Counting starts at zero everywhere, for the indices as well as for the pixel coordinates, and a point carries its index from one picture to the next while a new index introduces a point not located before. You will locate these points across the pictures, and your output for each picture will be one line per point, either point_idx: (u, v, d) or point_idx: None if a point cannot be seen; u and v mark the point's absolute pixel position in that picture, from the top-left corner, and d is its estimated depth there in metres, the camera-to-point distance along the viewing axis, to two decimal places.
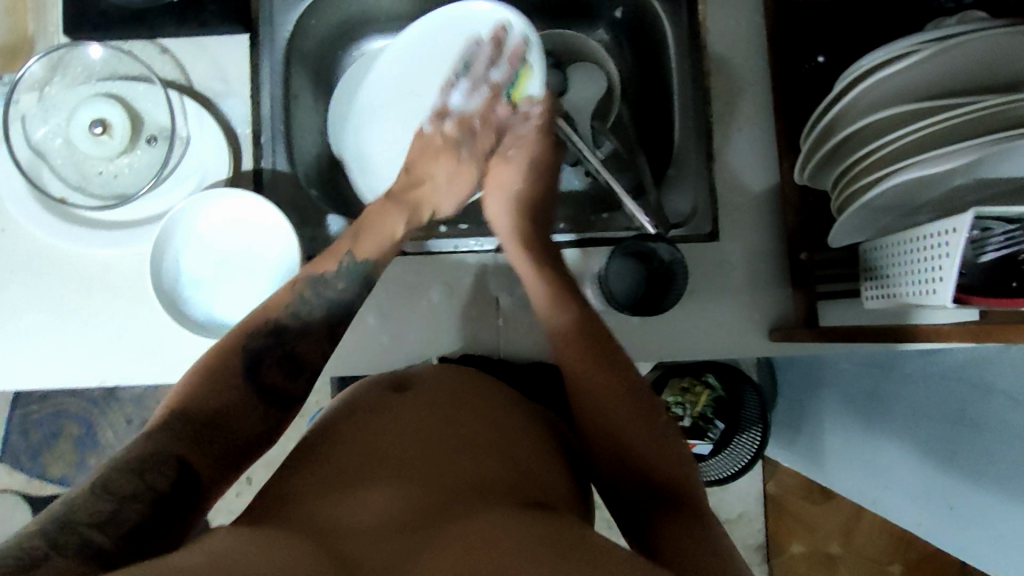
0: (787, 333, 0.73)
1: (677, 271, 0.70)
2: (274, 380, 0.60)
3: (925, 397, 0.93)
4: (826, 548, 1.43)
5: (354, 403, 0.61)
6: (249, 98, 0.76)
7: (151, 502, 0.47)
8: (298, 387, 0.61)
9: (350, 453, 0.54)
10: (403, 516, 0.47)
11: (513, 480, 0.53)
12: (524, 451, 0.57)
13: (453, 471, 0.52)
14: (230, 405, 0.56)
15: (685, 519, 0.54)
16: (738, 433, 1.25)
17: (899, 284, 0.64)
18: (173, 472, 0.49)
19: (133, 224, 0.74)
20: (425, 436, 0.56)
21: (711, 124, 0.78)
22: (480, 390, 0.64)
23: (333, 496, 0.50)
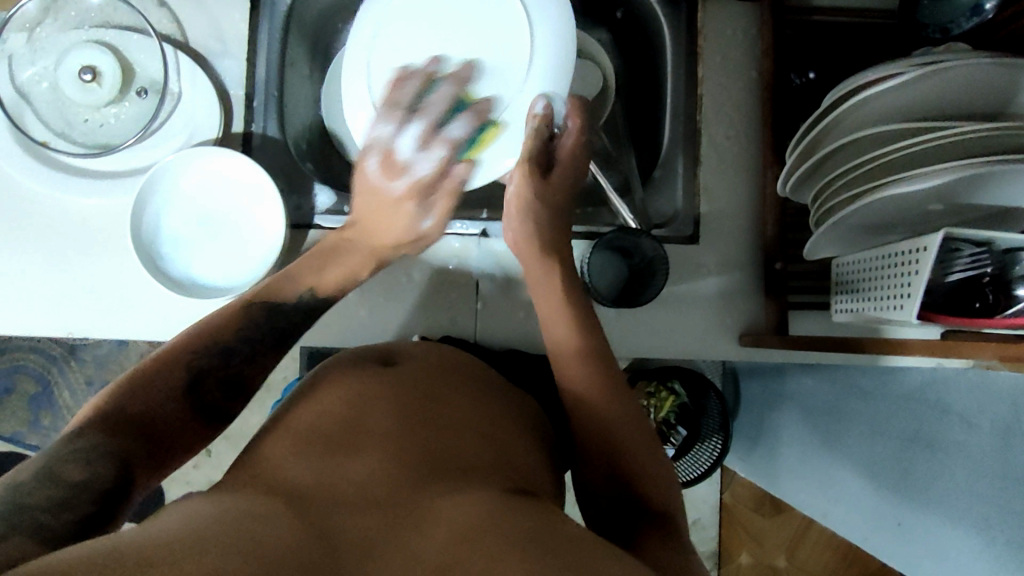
0: (757, 338, 0.75)
1: (658, 267, 0.72)
2: (239, 372, 0.57)
3: (881, 415, 0.96)
4: (772, 559, 1.46)
5: (327, 369, 0.61)
6: (245, 60, 0.76)
7: (96, 501, 0.43)
8: (259, 379, 0.59)
9: (331, 416, 0.54)
10: (383, 484, 0.47)
11: (495, 461, 0.53)
12: (509, 434, 0.58)
13: (435, 445, 0.53)
14: (156, 402, 0.50)
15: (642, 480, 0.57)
16: (699, 441, 1.27)
17: (866, 298, 0.66)
18: (114, 468, 0.45)
19: (115, 175, 0.73)
20: (410, 405, 0.56)
21: (701, 131, 0.79)
22: (462, 369, 0.64)
23: (313, 456, 0.49)
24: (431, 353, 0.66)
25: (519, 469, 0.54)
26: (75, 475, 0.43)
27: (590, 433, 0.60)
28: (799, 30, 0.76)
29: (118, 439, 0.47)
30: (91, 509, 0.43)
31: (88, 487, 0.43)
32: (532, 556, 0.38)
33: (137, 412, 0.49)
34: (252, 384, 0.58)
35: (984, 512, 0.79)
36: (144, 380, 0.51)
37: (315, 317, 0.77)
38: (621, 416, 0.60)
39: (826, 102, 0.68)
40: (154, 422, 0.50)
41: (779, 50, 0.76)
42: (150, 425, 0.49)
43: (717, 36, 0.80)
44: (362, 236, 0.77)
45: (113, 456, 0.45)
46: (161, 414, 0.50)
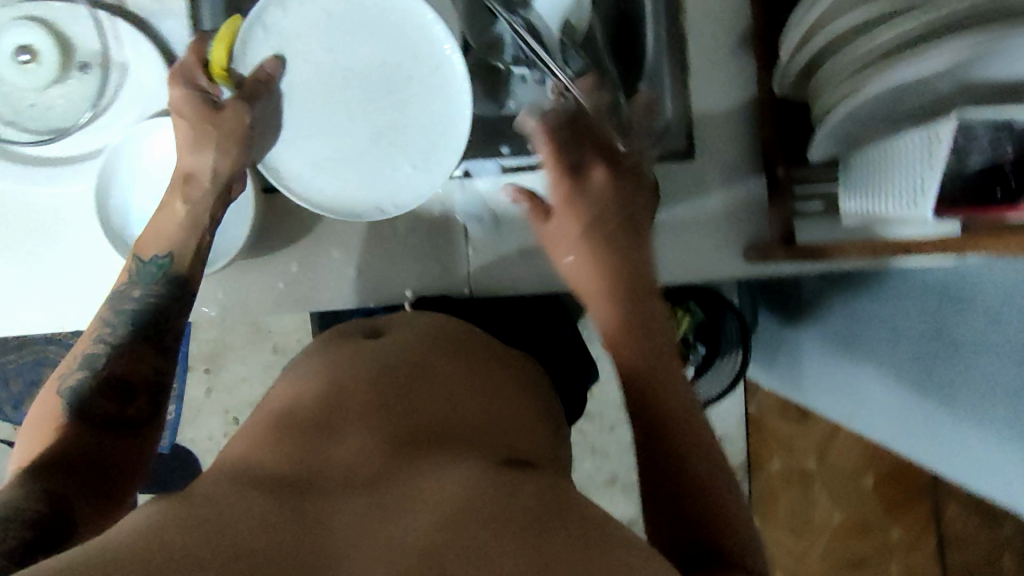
0: (764, 252, 0.71)
1: (641, 183, 0.69)
2: (120, 377, 0.61)
3: (903, 315, 0.93)
4: (802, 464, 1.46)
5: (327, 351, 0.61)
6: (188, 18, 0.71)
7: (28, 529, 0.46)
8: (145, 372, 0.62)
9: (314, 394, 0.54)
10: (368, 462, 0.46)
11: (486, 426, 0.52)
12: (502, 396, 0.58)
13: (422, 417, 0.52)
14: (70, 448, 0.56)
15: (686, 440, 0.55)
16: (718, 357, 1.25)
17: (874, 199, 0.62)
18: (40, 501, 0.49)
19: (74, 159, 0.69)
20: (394, 378, 0.55)
21: (685, 35, 0.73)
22: (454, 336, 0.64)
23: (294, 439, 0.48)
24: (423, 325, 0.65)
25: (518, 434, 0.54)
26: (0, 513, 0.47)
27: (663, 420, 0.55)
28: None
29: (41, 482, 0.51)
30: (29, 535, 0.46)
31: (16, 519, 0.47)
32: (533, 531, 0.38)
33: (53, 463, 0.54)
34: (147, 380, 0.62)
35: (1015, 405, 0.76)
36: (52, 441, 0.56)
37: (304, 282, 0.75)
38: (677, 394, 0.57)
39: None
40: (73, 465, 0.54)
41: None
42: (68, 470, 0.54)
43: None
44: None
45: (38, 497, 0.49)
46: (75, 455, 0.55)
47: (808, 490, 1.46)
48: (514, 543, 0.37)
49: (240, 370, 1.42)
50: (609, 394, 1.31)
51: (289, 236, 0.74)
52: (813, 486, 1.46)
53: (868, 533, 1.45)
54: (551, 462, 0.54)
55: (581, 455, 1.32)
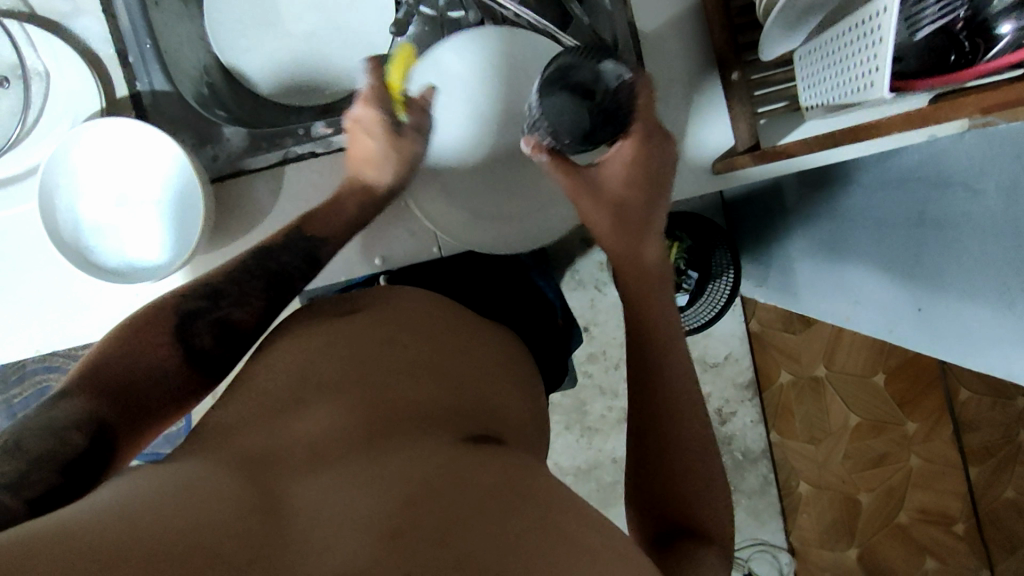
0: (731, 161, 0.70)
1: (621, 99, 0.65)
2: (226, 317, 0.57)
3: (883, 206, 0.91)
4: (811, 371, 1.47)
5: (297, 330, 0.62)
6: (102, 14, 0.68)
7: (58, 473, 0.43)
8: (251, 325, 0.59)
9: (280, 383, 0.55)
10: (335, 441, 0.47)
11: (447, 405, 0.55)
12: (465, 375, 0.60)
13: (386, 399, 0.53)
14: (146, 360, 0.52)
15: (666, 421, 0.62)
16: (711, 279, 1.24)
17: (838, 84, 0.59)
18: (89, 434, 0.45)
19: (15, 178, 0.68)
20: (357, 364, 0.57)
21: None
22: (422, 310, 0.66)
23: (265, 420, 0.50)
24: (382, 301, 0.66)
25: (485, 407, 0.57)
26: (42, 448, 0.43)
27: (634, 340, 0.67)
28: None
29: (106, 399, 0.48)
30: (59, 480, 0.42)
31: (55, 457, 0.43)
32: (498, 511, 0.41)
33: (121, 379, 0.50)
34: (245, 337, 0.58)
35: (1005, 275, 0.76)
36: (121, 339, 0.52)
37: None
38: (675, 356, 0.64)
39: None
40: (141, 381, 0.51)
41: None
42: (127, 388, 0.50)
43: None
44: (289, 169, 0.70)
45: (88, 422, 0.46)
46: (149, 372, 0.52)
47: (820, 396, 1.47)
48: (479, 524, 0.39)
49: None
50: (607, 333, 1.31)
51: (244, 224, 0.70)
52: (825, 391, 1.47)
53: (885, 428, 1.47)
54: (521, 437, 0.57)
55: (589, 397, 1.33)
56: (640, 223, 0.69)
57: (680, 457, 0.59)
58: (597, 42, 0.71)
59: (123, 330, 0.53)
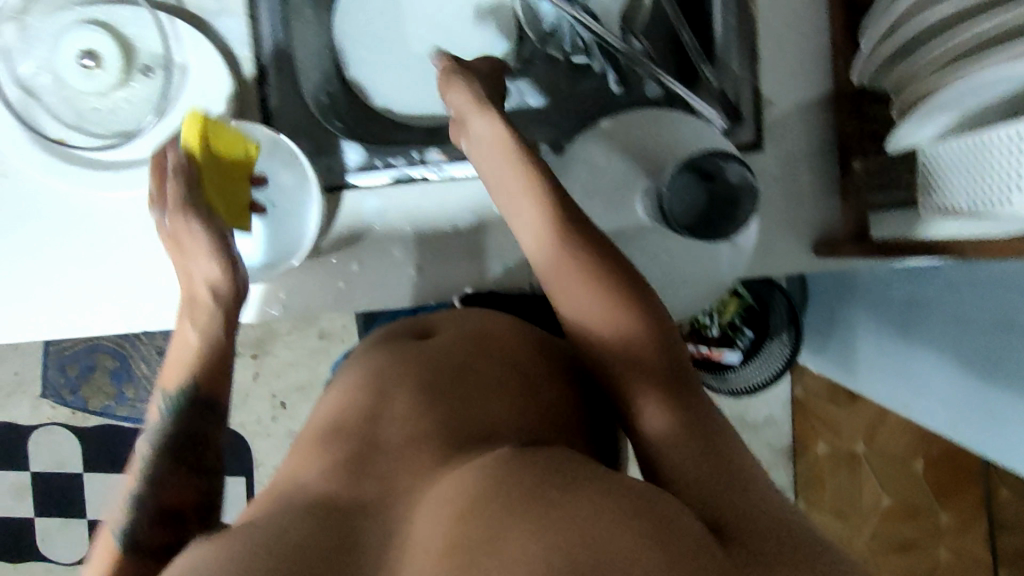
0: (836, 247, 0.70)
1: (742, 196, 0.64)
2: (168, 503, 0.58)
3: (969, 306, 0.90)
4: (850, 447, 1.45)
5: (374, 352, 0.63)
6: (246, 17, 0.70)
7: None
8: (189, 494, 0.59)
9: (356, 405, 0.56)
10: (410, 474, 0.49)
11: (522, 423, 0.54)
12: (544, 392, 0.57)
13: (469, 416, 0.53)
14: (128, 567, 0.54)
15: (697, 449, 0.49)
16: (767, 341, 1.23)
17: (968, 192, 0.58)
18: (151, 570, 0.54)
19: (138, 162, 0.70)
20: (431, 381, 0.56)
21: (753, 19, 0.70)
22: (497, 322, 0.65)
23: (349, 461, 0.51)
24: (462, 322, 0.64)
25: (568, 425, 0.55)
26: None
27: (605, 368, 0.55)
28: None
29: None
30: None
31: None
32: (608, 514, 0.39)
33: None
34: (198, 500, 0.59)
35: None
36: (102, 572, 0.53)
37: (364, 282, 0.73)
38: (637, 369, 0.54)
39: None
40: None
41: None
42: None
43: None
44: (399, 190, 0.72)
45: None
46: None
47: (856, 474, 1.45)
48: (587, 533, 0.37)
49: (286, 356, 1.44)
50: None
51: (350, 236, 0.72)
52: (862, 469, 1.45)
53: (918, 516, 1.43)
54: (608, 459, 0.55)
55: None
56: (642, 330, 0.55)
57: (703, 465, 0.48)
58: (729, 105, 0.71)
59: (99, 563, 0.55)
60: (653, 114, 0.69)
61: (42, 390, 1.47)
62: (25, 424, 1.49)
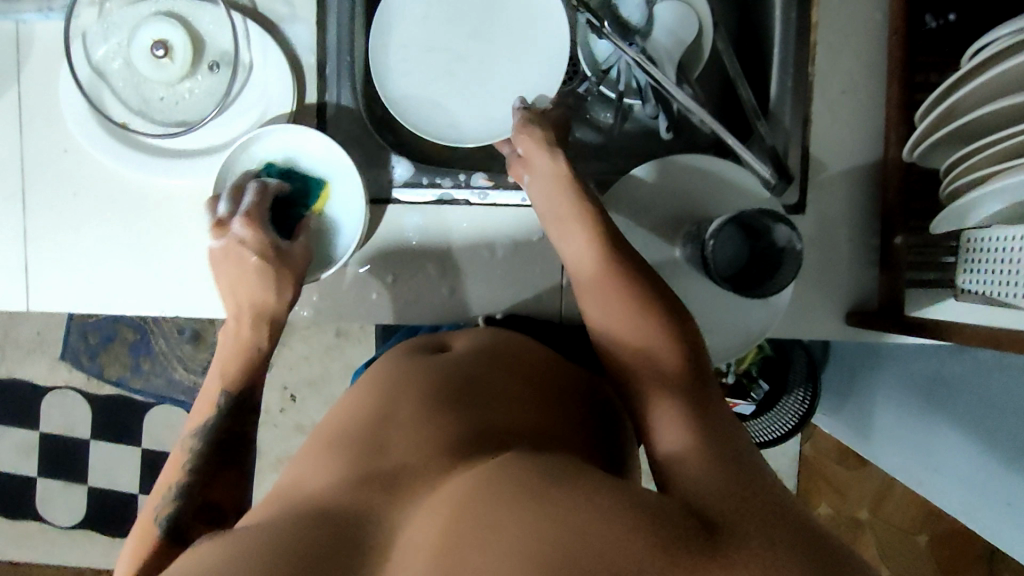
0: (869, 319, 0.69)
1: (786, 258, 0.59)
2: (208, 500, 0.59)
3: (995, 388, 0.89)
4: (854, 512, 1.43)
5: (388, 365, 0.64)
6: (315, 25, 0.72)
7: None
8: (234, 499, 0.61)
9: (362, 414, 0.56)
10: (415, 470, 0.48)
11: (519, 429, 0.53)
12: (551, 412, 0.57)
13: (470, 421, 0.53)
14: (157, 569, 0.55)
15: (707, 443, 0.47)
16: (783, 395, 1.23)
17: (1009, 282, 0.57)
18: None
19: (195, 154, 0.72)
20: (440, 394, 0.57)
21: (812, 82, 0.71)
22: (509, 342, 0.67)
23: (353, 455, 0.51)
24: (484, 341, 0.66)
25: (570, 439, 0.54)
26: None
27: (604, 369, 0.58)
28: None
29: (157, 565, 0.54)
30: None
31: None
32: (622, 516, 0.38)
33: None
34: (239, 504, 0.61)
35: None
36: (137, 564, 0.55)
37: (395, 294, 0.75)
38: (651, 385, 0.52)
39: (965, 61, 0.58)
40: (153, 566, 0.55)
41: None
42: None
43: None
44: (441, 208, 0.74)
45: None
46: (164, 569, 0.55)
47: (857, 539, 1.43)
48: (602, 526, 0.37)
49: (301, 350, 1.46)
50: None
51: (387, 249, 0.74)
52: (863, 536, 1.43)
53: None
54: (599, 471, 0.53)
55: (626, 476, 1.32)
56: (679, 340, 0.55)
57: (729, 486, 0.42)
58: (781, 164, 0.70)
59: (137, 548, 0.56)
60: (684, 160, 0.71)
61: (61, 353, 1.50)
62: (41, 385, 1.51)
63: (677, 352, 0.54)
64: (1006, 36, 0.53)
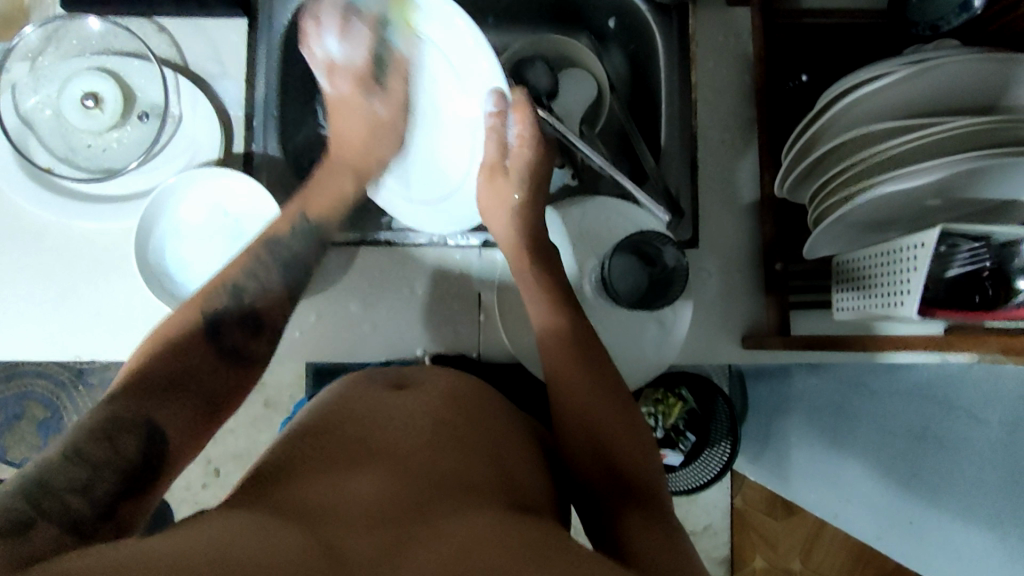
0: (759, 340, 0.75)
1: (675, 279, 0.69)
2: (254, 310, 0.65)
3: (887, 413, 0.95)
4: (787, 563, 1.44)
5: (343, 391, 0.64)
6: (244, 81, 0.77)
7: (120, 475, 0.47)
8: (273, 318, 0.67)
9: (333, 439, 0.56)
10: (388, 491, 0.50)
11: (492, 474, 0.55)
12: (506, 449, 0.60)
13: (443, 465, 0.54)
14: (196, 365, 0.58)
15: (649, 513, 0.59)
16: (707, 445, 1.25)
17: (867, 297, 0.67)
18: (139, 442, 0.49)
19: (119, 199, 0.74)
20: (411, 430, 0.58)
21: (696, 133, 0.80)
22: (467, 382, 0.68)
23: (324, 475, 0.52)
24: (437, 379, 0.67)
25: (524, 483, 0.57)
26: (99, 453, 0.47)
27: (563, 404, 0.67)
28: (790, 33, 0.77)
29: (157, 397, 0.53)
30: (119, 483, 0.47)
31: (112, 462, 0.47)
32: None
33: (158, 382, 0.54)
34: (272, 330, 0.66)
35: (997, 506, 0.79)
36: (159, 360, 0.56)
37: (321, 330, 0.78)
38: (620, 433, 0.65)
39: (818, 103, 0.68)
40: (146, 387, 0.53)
41: (772, 56, 0.77)
42: (179, 387, 0.55)
43: (709, 43, 0.81)
44: (364, 251, 0.78)
45: (138, 424, 0.50)
46: (198, 371, 0.57)
47: None
48: None
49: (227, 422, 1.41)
50: None
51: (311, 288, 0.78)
52: None
53: None
54: (541, 506, 0.56)
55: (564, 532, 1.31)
56: (625, 405, 0.67)
57: (669, 551, 0.55)
58: (673, 204, 0.78)
59: (154, 346, 0.58)
60: (618, 205, 0.77)
61: None
62: None
63: (636, 439, 0.65)
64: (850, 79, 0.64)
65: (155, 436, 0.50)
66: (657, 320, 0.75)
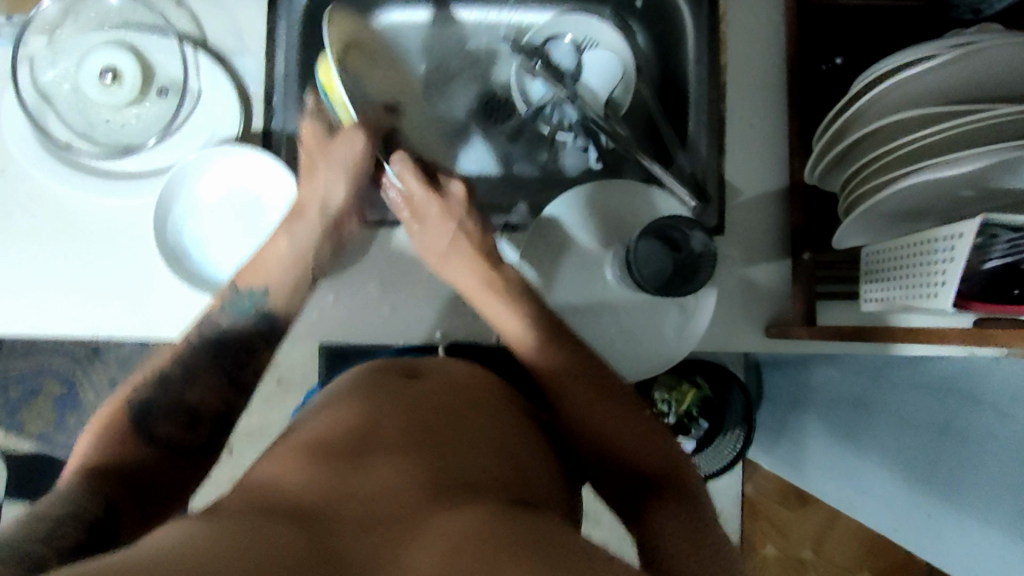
0: (784, 329, 0.74)
1: (703, 264, 0.68)
2: (185, 400, 0.66)
3: (909, 406, 0.94)
4: (797, 552, 1.44)
5: (359, 381, 0.65)
6: (264, 57, 0.76)
7: (80, 530, 0.51)
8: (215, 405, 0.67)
9: (342, 436, 0.56)
10: (390, 486, 0.50)
11: (498, 470, 0.55)
12: (512, 445, 0.60)
13: (450, 464, 0.54)
14: (138, 454, 0.62)
15: (671, 504, 0.64)
16: (720, 433, 1.23)
17: (897, 287, 0.65)
18: (95, 506, 0.54)
19: (138, 175, 0.73)
20: (419, 424, 0.58)
21: (723, 118, 0.78)
22: (484, 376, 0.70)
23: (329, 467, 0.52)
24: (452, 373, 0.67)
25: (530, 479, 0.56)
26: (56, 513, 0.52)
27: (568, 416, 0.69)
28: (825, 14, 0.74)
29: (107, 481, 0.57)
30: (80, 537, 0.51)
31: (73, 519, 0.52)
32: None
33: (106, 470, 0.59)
34: (215, 391, 0.68)
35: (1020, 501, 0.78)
36: (109, 447, 0.61)
37: (340, 312, 0.77)
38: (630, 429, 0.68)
39: (853, 88, 0.66)
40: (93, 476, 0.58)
41: (805, 38, 0.75)
42: (126, 481, 0.59)
43: (740, 24, 0.79)
44: (385, 231, 0.77)
45: (89, 503, 0.54)
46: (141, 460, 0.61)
47: None
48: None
49: None
50: None
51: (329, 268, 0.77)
52: None
53: None
54: (548, 503, 0.55)
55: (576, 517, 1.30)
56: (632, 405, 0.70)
57: (695, 537, 0.61)
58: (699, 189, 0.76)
59: (101, 431, 0.63)
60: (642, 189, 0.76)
61: None
62: None
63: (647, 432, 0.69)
64: (887, 63, 0.62)
65: (107, 507, 0.55)
66: (679, 306, 0.74)
